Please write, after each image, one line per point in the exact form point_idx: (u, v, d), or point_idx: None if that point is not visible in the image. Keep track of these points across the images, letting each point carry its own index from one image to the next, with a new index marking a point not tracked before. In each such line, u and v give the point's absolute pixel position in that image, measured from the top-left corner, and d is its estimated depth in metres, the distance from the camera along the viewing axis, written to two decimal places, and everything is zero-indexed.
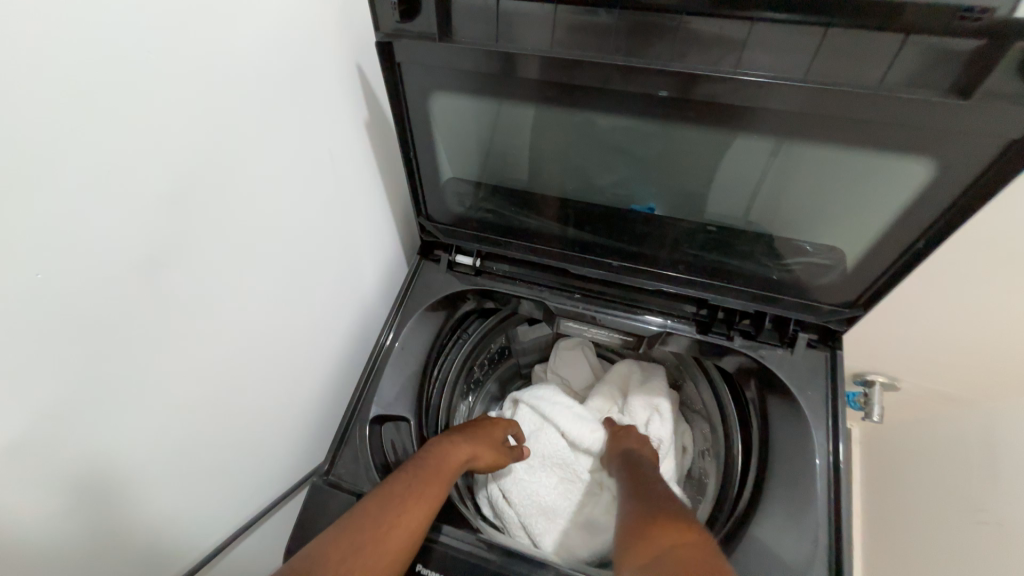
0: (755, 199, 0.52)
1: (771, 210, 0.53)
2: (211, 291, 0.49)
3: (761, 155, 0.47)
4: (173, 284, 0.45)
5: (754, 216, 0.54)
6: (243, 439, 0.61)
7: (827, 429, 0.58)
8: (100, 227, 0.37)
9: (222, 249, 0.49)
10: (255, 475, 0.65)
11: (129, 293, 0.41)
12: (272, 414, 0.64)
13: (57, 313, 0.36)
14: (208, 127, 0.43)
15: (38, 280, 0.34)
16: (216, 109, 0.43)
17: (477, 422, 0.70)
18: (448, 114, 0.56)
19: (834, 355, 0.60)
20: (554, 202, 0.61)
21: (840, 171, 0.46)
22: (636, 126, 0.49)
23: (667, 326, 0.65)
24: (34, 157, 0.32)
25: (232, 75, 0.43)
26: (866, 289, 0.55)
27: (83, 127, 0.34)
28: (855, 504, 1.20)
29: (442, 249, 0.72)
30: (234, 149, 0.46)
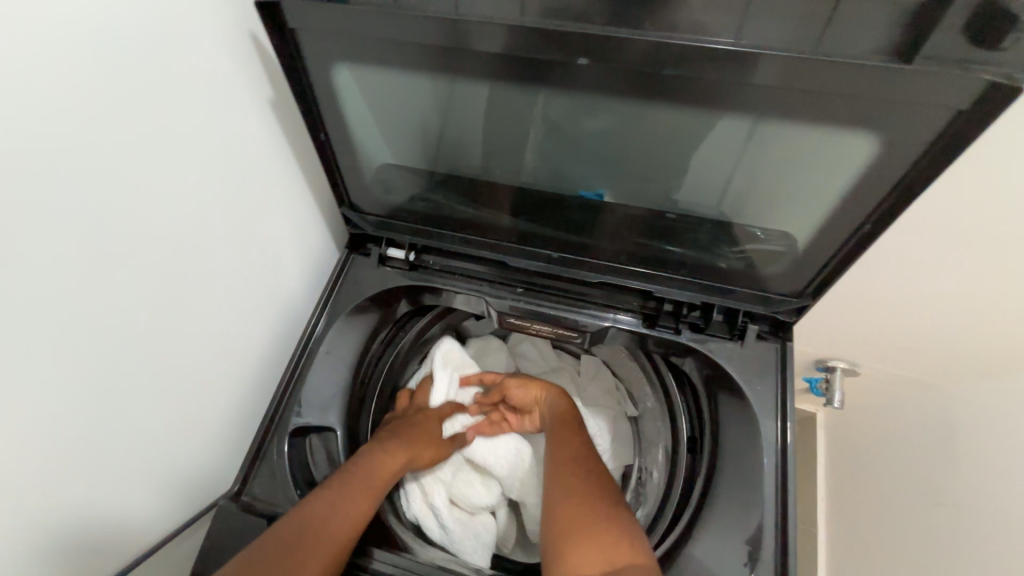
0: (722, 185, 0.47)
1: (744, 197, 0.48)
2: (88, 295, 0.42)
3: (697, 132, 0.43)
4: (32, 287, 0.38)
5: (721, 203, 0.49)
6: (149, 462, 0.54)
7: (775, 426, 0.55)
8: None
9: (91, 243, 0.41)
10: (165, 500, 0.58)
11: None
12: (196, 431, 0.58)
13: None
14: (52, 94, 0.36)
15: None
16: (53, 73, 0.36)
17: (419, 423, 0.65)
18: (361, 90, 0.50)
19: (784, 348, 0.57)
20: (486, 188, 0.56)
21: (781, 149, 0.42)
22: (563, 100, 0.44)
23: (613, 320, 0.61)
24: None
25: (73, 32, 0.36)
26: (814, 277, 0.52)
27: None
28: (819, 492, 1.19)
29: (374, 242, 0.66)
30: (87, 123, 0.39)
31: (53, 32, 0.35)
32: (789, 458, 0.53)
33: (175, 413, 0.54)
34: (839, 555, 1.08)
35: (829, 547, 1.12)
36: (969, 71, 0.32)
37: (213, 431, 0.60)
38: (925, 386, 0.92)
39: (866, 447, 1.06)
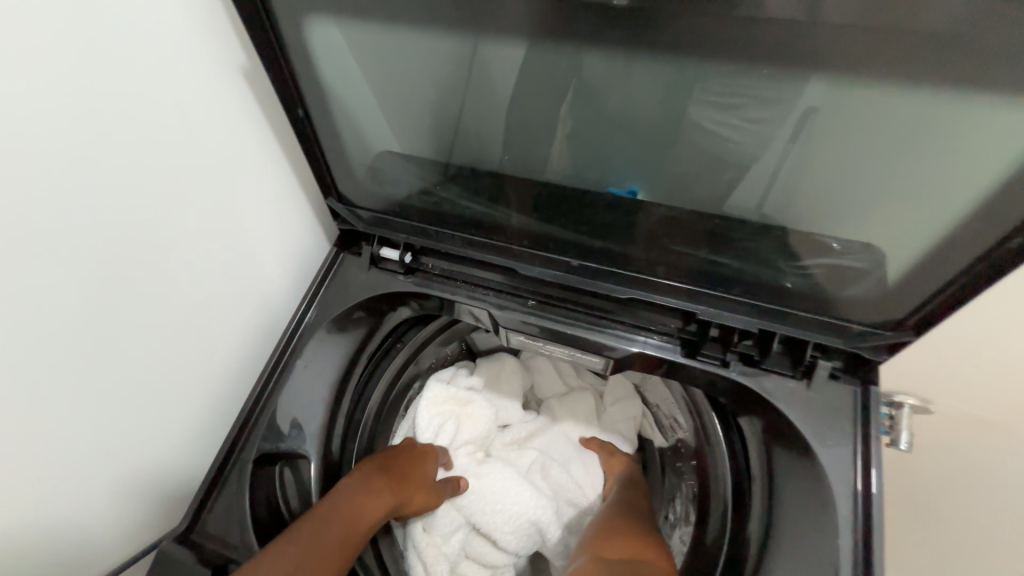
0: (765, 177, 0.37)
1: (796, 194, 0.37)
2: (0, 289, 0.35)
3: (772, 105, 0.32)
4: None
5: (761, 201, 0.39)
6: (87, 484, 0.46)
7: (851, 490, 0.42)
8: None
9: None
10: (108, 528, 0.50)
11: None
12: (149, 450, 0.50)
13: None
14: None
15: None
16: None
17: (409, 457, 0.58)
18: (343, 52, 0.41)
19: (865, 393, 0.45)
20: (493, 179, 0.46)
21: (891, 130, 0.31)
22: (592, 62, 0.34)
23: (645, 345, 0.50)
24: None
25: None
26: (918, 305, 0.39)
27: None
28: None
29: (365, 240, 0.57)
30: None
31: None
32: (878, 542, 0.40)
33: (120, 429, 0.46)
34: None
35: None
36: None
37: (172, 450, 0.53)
38: None
39: None
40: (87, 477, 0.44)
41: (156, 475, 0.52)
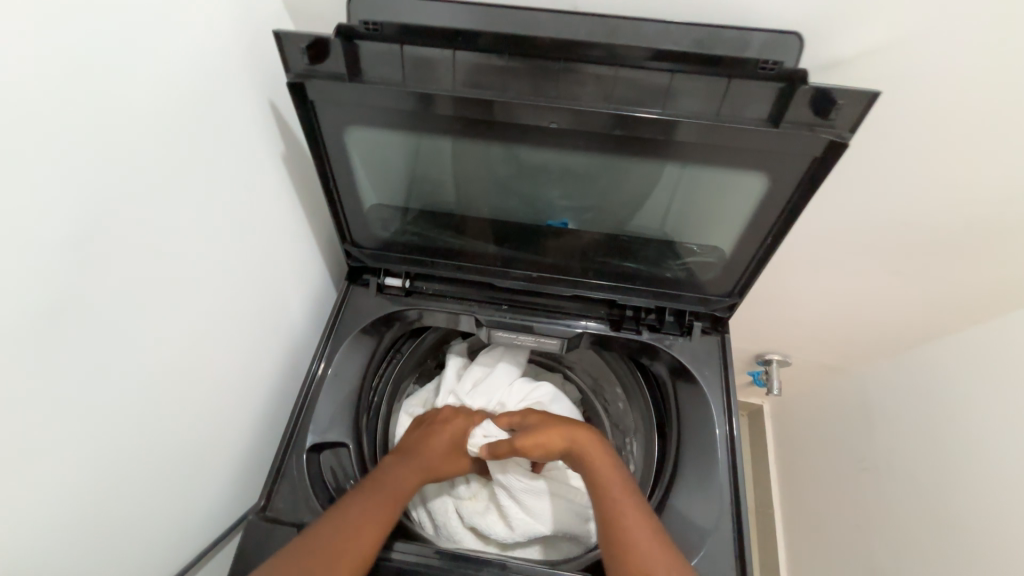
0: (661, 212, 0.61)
1: (677, 221, 0.61)
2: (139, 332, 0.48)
3: (641, 174, 0.56)
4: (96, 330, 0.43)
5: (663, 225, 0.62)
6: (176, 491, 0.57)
7: (722, 403, 0.67)
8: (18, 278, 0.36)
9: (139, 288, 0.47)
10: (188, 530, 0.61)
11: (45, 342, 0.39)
12: (214, 459, 0.62)
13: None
14: (120, 163, 0.43)
15: None
16: (120, 147, 0.42)
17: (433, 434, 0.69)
18: (366, 144, 0.59)
19: (723, 340, 0.70)
20: (474, 222, 0.66)
21: (702, 184, 0.56)
22: (536, 153, 0.56)
23: (587, 327, 0.72)
24: None
25: (137, 114, 0.43)
26: (740, 280, 0.65)
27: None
28: (773, 472, 1.34)
29: (371, 273, 0.74)
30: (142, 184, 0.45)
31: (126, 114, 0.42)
32: (736, 427, 0.65)
33: (197, 441, 0.58)
34: (793, 524, 1.23)
35: (785, 519, 1.27)
36: (817, 132, 0.47)
37: (228, 459, 0.64)
38: (842, 369, 1.11)
39: (805, 427, 1.24)
40: (173, 481, 0.56)
41: (218, 481, 0.63)
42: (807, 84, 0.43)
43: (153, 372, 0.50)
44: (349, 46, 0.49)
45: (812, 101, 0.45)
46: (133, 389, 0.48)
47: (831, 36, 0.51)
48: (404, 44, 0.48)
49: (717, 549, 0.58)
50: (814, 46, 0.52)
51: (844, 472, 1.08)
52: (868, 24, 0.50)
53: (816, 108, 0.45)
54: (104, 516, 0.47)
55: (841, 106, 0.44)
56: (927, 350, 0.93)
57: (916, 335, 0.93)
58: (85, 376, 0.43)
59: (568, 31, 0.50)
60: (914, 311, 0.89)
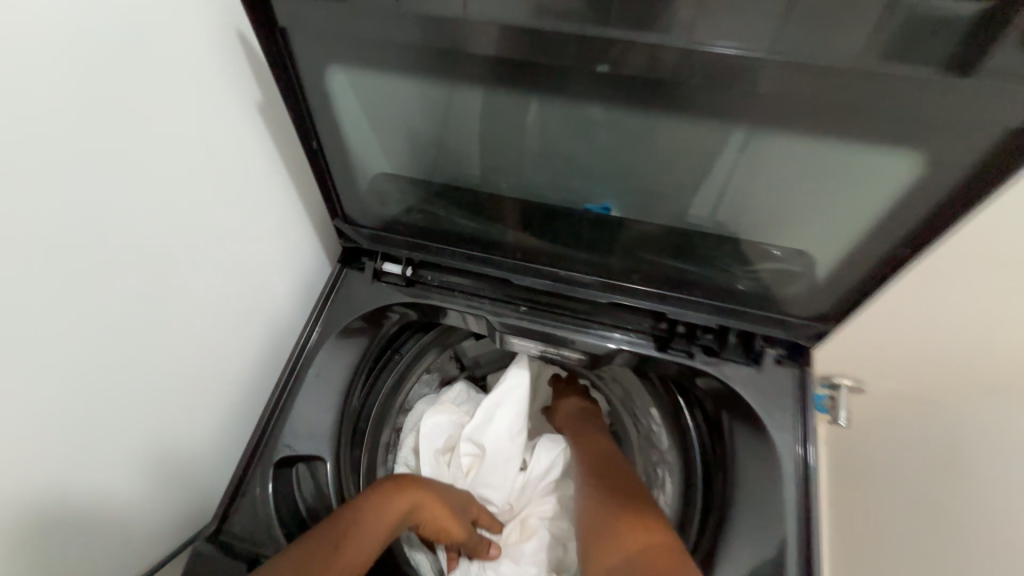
0: (737, 204, 0.45)
1: (756, 217, 0.46)
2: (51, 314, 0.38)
3: (720, 148, 0.40)
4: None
5: (735, 221, 0.46)
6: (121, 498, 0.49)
7: (795, 455, 0.51)
8: None
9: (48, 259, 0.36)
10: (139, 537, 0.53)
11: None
12: (170, 459, 0.53)
13: None
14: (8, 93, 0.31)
15: None
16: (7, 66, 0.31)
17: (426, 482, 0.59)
18: (357, 93, 0.46)
19: (803, 374, 0.54)
20: (490, 202, 0.53)
21: (809, 165, 0.39)
22: (576, 111, 0.41)
23: (624, 342, 0.57)
24: None
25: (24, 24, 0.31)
26: (839, 300, 0.49)
27: None
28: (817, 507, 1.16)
29: (368, 256, 0.62)
30: (47, 123, 0.34)
31: (16, 22, 0.31)
32: (814, 489, 0.50)
33: (144, 440, 0.49)
34: None
35: None
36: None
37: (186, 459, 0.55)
38: None
39: None
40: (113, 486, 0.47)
41: (176, 482, 0.55)
42: None
43: (73, 363, 0.40)
44: None
45: None
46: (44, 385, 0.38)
47: None
48: None
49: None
50: None
51: None
52: None
53: None
54: (13, 532, 0.38)
55: None
56: None
57: None
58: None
59: None
60: None
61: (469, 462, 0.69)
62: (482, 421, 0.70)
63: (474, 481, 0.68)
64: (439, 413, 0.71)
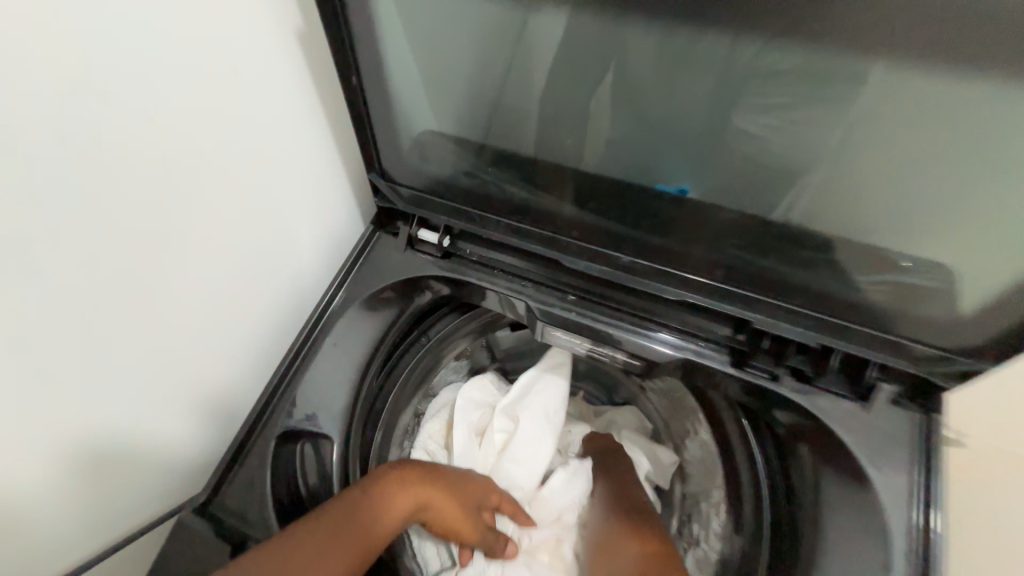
0: (873, 189, 0.34)
1: (894, 213, 0.34)
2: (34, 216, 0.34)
3: (869, 105, 0.30)
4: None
5: (863, 213, 0.35)
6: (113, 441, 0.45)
7: (910, 529, 0.39)
8: None
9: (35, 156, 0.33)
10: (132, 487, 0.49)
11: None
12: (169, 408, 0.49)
13: None
14: None
15: None
16: None
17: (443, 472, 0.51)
18: (404, 20, 0.39)
19: (928, 422, 0.42)
20: (547, 166, 0.44)
21: (998, 138, 0.28)
22: (670, 45, 0.32)
23: (692, 351, 0.47)
24: None
25: None
26: (1001, 333, 0.36)
27: None
28: None
29: (403, 220, 0.56)
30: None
31: None
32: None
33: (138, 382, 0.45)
34: None
35: None
36: None
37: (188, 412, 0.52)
38: None
39: None
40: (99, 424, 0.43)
41: (175, 435, 0.51)
42: None
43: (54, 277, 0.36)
44: None
45: None
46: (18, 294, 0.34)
47: None
48: None
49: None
50: None
51: None
52: None
53: None
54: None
55: None
56: None
57: None
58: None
59: None
60: None
61: (502, 441, 0.61)
62: (523, 400, 0.63)
63: (503, 463, 0.60)
64: (477, 388, 0.65)
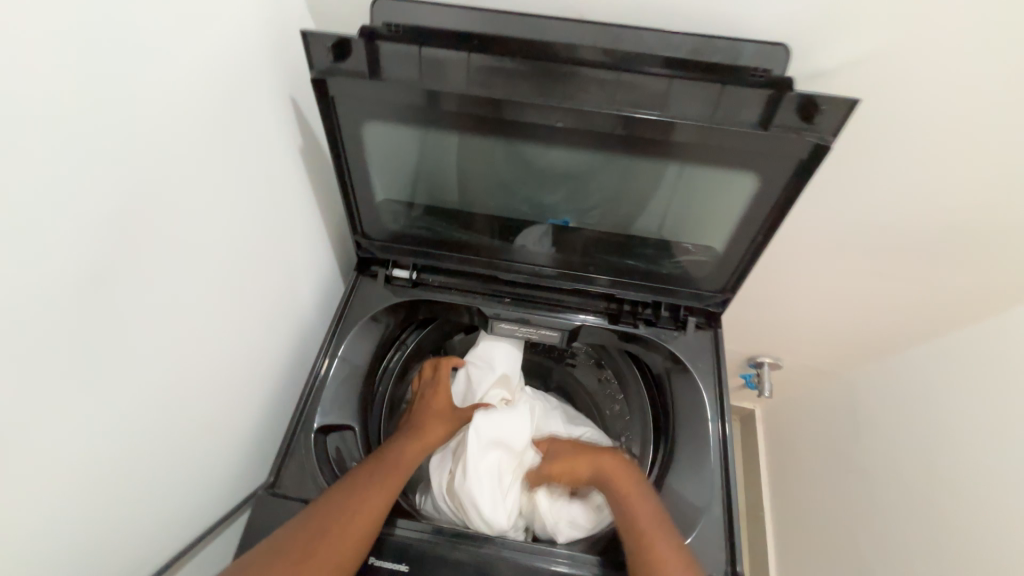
0: (656, 212, 0.64)
1: (668, 222, 0.65)
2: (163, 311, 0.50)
3: (638, 174, 0.60)
4: (128, 304, 0.45)
5: (657, 224, 0.66)
6: (191, 463, 0.59)
7: (715, 393, 0.69)
8: (71, 242, 0.39)
9: (169, 260, 0.49)
10: (203, 501, 0.62)
11: (84, 310, 0.41)
12: (224, 434, 0.64)
13: (35, 333, 0.38)
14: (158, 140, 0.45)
15: (21, 298, 0.36)
16: (160, 124, 0.45)
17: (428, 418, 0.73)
18: (381, 140, 0.62)
19: (715, 333, 0.74)
20: (480, 217, 0.69)
21: (695, 184, 0.59)
22: (542, 152, 0.59)
23: (585, 320, 0.75)
24: (29, 182, 0.35)
25: (169, 96, 0.45)
26: (732, 275, 0.68)
27: (59, 149, 0.36)
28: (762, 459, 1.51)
29: (379, 264, 0.77)
30: (179, 161, 0.48)
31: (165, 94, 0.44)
32: (728, 414, 0.67)
33: (206, 423, 0.59)
34: (787, 515, 1.35)
35: (775, 510, 1.41)
36: (802, 134, 0.50)
37: (235, 435, 0.66)
38: (833, 373, 1.24)
39: (804, 426, 1.34)
40: (183, 460, 0.57)
41: (226, 455, 0.65)
42: (794, 88, 0.48)
43: (168, 352, 0.51)
44: (372, 46, 0.52)
45: (798, 105, 0.49)
46: (151, 367, 0.49)
47: (819, 45, 0.55)
48: (422, 47, 0.52)
49: (701, 548, 0.58)
50: (803, 54, 0.56)
51: (837, 471, 1.18)
52: (854, 35, 0.54)
53: (804, 113, 0.49)
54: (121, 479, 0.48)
55: (824, 112, 0.48)
56: (918, 355, 1.02)
57: (903, 340, 1.04)
58: (110, 347, 0.44)
59: (576, 36, 0.53)
60: (899, 310, 0.97)
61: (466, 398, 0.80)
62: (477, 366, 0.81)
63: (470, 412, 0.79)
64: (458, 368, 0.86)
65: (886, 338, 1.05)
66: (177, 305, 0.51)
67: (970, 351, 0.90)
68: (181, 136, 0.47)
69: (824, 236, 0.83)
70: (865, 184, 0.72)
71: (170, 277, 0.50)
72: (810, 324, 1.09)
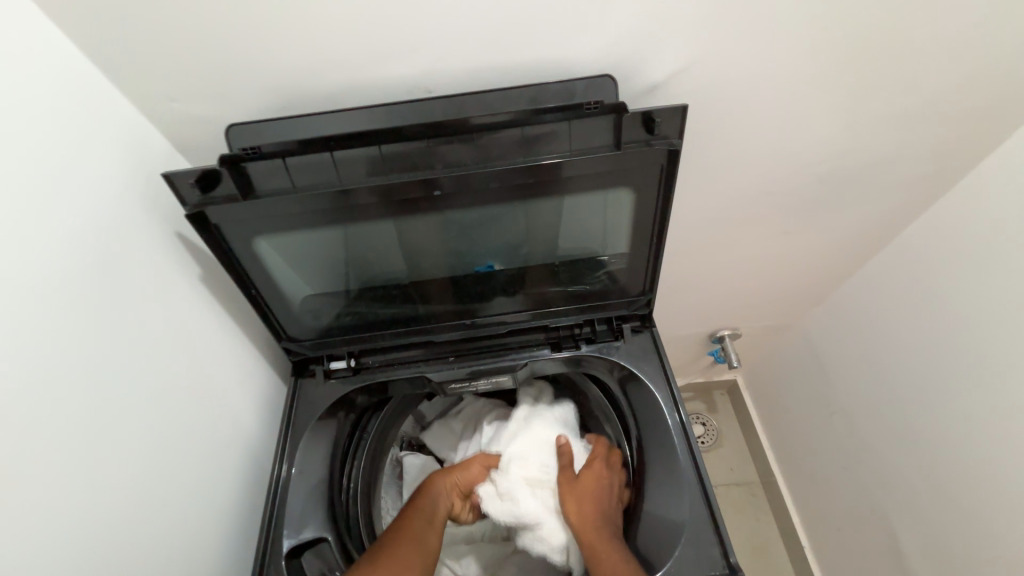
0: (559, 241, 0.67)
1: (572, 244, 0.68)
2: (87, 487, 0.48)
3: (532, 215, 0.63)
4: (38, 496, 0.43)
5: (562, 250, 0.69)
6: None
7: (666, 390, 0.71)
8: None
9: (75, 433, 0.47)
10: None
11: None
12: None
13: None
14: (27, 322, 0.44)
15: None
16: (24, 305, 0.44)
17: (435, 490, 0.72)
18: (279, 249, 0.62)
19: (653, 333, 0.76)
20: (398, 290, 0.70)
21: (583, 209, 0.63)
22: (433, 220, 0.61)
23: (531, 356, 0.77)
24: None
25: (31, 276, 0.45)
26: (647, 277, 0.72)
27: None
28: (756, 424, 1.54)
29: (316, 362, 0.77)
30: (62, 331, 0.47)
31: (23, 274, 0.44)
32: (683, 409, 0.69)
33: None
34: (792, 470, 1.38)
35: (782, 470, 1.44)
36: (653, 145, 0.55)
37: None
38: (789, 327, 1.29)
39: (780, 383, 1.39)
40: None
41: None
42: (629, 109, 0.52)
43: (105, 522, 0.49)
44: (238, 169, 0.54)
45: (638, 120, 0.53)
46: (83, 551, 0.47)
47: (646, 64, 0.60)
48: (286, 157, 0.54)
49: (694, 550, 0.59)
50: (634, 73, 0.62)
51: (822, 416, 1.23)
52: (670, 50, 0.59)
53: (646, 126, 0.54)
54: None
55: (661, 122, 0.54)
56: (851, 291, 1.09)
57: (836, 282, 1.11)
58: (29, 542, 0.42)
59: (427, 113, 0.56)
60: (819, 257, 1.03)
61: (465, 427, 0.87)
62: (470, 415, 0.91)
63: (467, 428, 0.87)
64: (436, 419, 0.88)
65: (820, 283, 1.12)
66: (103, 475, 0.49)
67: (894, 276, 0.97)
68: (57, 307, 0.47)
69: (726, 212, 0.89)
70: (738, 162, 0.78)
71: (88, 449, 0.48)
72: (751, 290, 1.14)
